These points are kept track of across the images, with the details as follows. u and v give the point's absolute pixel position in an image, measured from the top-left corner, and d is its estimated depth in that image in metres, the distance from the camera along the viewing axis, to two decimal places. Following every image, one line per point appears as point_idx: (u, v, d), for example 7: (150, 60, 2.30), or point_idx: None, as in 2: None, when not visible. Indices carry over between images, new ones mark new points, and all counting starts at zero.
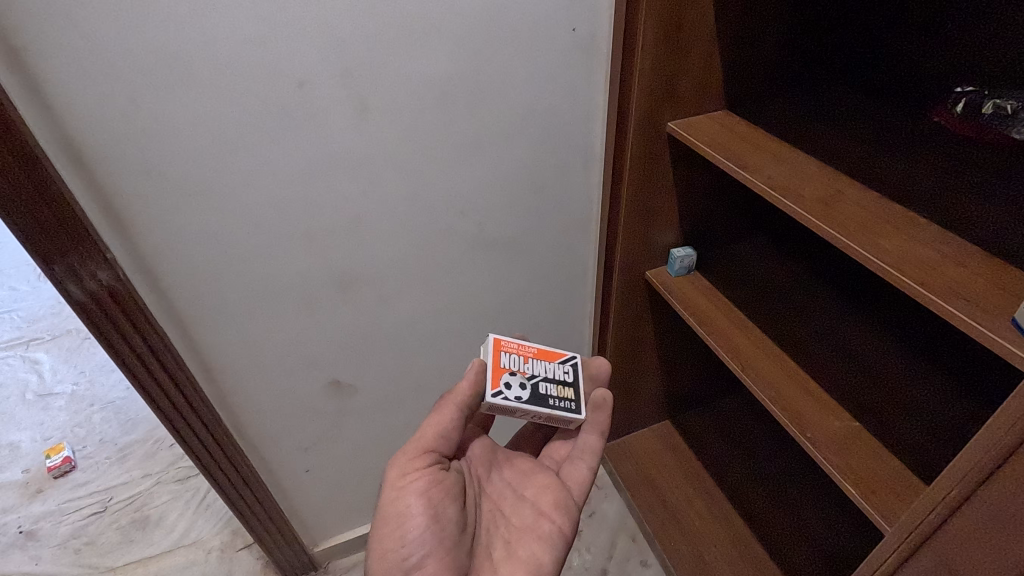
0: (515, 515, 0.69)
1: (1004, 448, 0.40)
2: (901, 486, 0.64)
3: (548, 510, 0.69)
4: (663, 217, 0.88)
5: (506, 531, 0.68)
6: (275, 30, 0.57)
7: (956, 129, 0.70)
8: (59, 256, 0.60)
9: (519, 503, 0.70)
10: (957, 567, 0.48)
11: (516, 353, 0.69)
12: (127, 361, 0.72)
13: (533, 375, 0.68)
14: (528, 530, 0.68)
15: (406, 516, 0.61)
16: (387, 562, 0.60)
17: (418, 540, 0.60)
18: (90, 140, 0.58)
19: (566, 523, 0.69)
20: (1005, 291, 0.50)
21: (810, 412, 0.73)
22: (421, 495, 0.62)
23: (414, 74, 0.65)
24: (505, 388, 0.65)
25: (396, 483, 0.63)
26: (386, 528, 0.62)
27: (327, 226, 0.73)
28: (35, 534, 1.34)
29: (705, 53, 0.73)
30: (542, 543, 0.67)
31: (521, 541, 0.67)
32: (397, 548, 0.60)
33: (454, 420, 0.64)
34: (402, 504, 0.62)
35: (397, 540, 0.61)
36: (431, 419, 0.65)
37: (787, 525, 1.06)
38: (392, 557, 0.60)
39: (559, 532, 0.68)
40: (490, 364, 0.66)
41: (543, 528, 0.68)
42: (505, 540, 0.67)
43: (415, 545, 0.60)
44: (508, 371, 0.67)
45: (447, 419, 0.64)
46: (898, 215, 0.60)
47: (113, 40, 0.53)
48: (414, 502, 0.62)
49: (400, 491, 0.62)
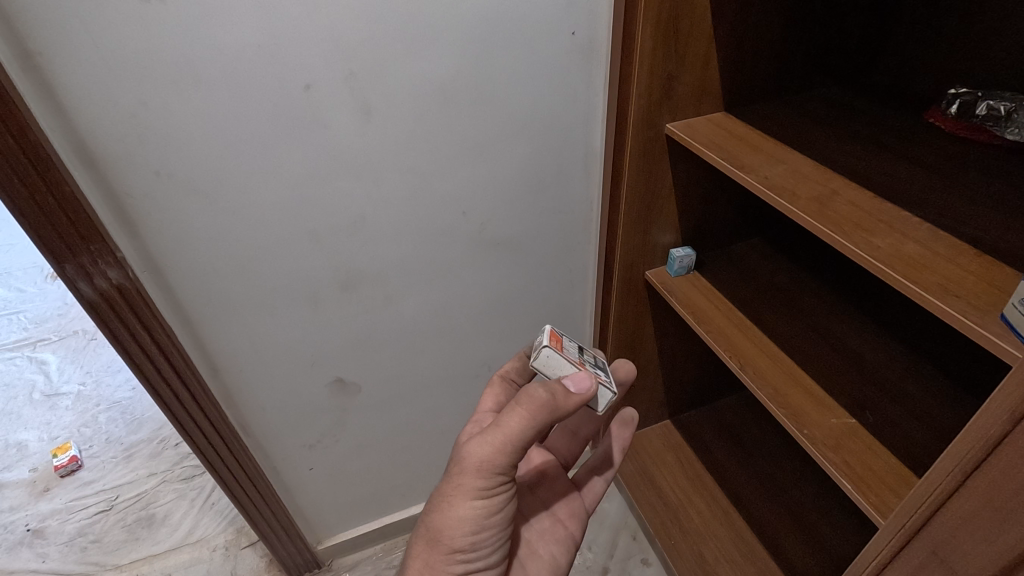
0: (533, 515, 0.73)
1: (987, 442, 0.42)
2: (894, 480, 0.66)
3: (564, 517, 0.74)
4: (663, 217, 0.90)
5: (527, 529, 0.71)
6: (282, 36, 0.59)
7: (950, 130, 0.71)
8: (71, 255, 0.62)
9: (536, 504, 0.74)
10: (949, 560, 0.48)
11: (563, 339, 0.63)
12: (136, 360, 0.73)
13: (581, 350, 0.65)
14: (547, 533, 0.72)
15: (485, 525, 0.60)
16: (452, 563, 0.60)
17: (487, 546, 0.62)
18: (100, 142, 0.59)
19: (577, 528, 0.74)
20: (992, 286, 0.51)
21: (806, 411, 0.75)
22: (501, 507, 0.61)
23: (417, 77, 0.67)
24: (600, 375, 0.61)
25: (481, 494, 0.59)
26: (455, 530, 0.59)
27: (332, 227, 0.75)
28: (42, 533, 1.36)
29: (703, 54, 0.74)
30: (560, 545, 0.71)
31: (541, 541, 0.71)
32: (466, 550, 0.60)
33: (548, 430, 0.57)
34: (480, 512, 0.60)
35: (469, 543, 0.60)
36: (514, 414, 0.56)
37: (788, 523, 1.07)
38: (458, 559, 0.60)
39: (572, 538, 0.73)
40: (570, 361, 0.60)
41: (560, 532, 0.72)
42: (527, 538, 0.70)
43: (483, 550, 0.61)
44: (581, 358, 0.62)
45: (535, 427, 0.56)
46: (890, 213, 0.61)
47: (124, 42, 0.55)
48: (492, 511, 0.61)
49: (482, 503, 0.59)
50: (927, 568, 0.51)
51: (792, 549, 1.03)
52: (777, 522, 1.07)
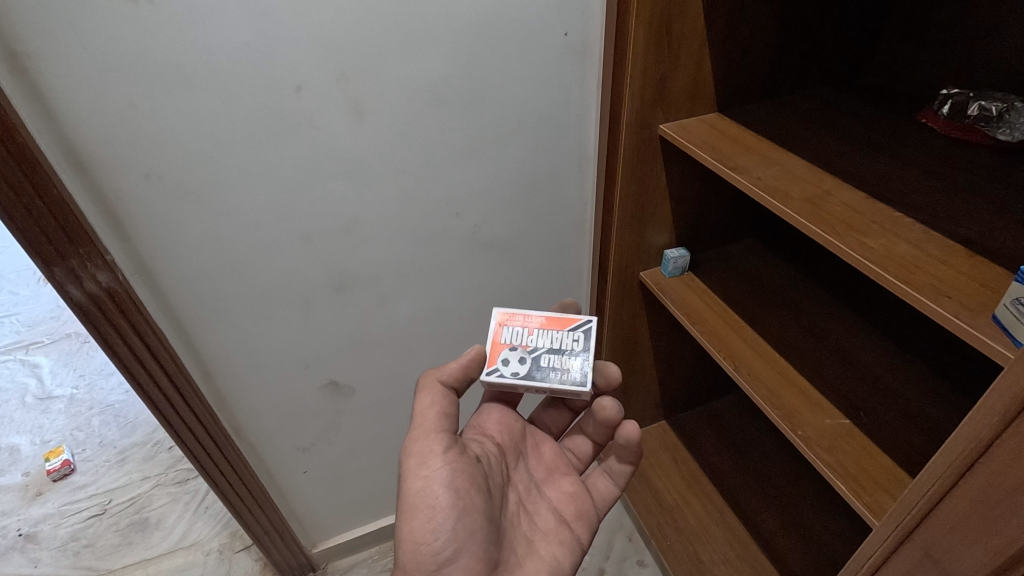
0: (538, 514, 0.72)
1: (979, 442, 0.42)
2: (889, 481, 0.66)
3: (570, 519, 0.74)
4: (657, 218, 0.89)
5: (529, 530, 0.71)
6: (272, 37, 0.59)
7: (943, 130, 0.71)
8: (60, 259, 0.61)
9: (542, 504, 0.74)
10: (940, 561, 0.48)
11: (521, 326, 0.69)
12: (128, 364, 0.73)
13: (535, 347, 0.68)
14: (552, 534, 0.71)
15: (438, 507, 0.60)
16: (420, 555, 0.59)
17: (452, 535, 0.60)
18: (88, 143, 0.59)
19: (583, 530, 0.74)
20: (985, 286, 0.51)
21: (802, 412, 0.74)
22: (447, 484, 0.61)
23: (411, 77, 0.66)
24: (501, 365, 0.67)
25: (417, 473, 0.62)
26: (415, 522, 0.60)
27: (325, 228, 0.74)
28: (35, 537, 1.35)
29: (696, 55, 0.74)
30: (563, 546, 0.71)
31: (544, 541, 0.70)
32: (429, 540, 0.59)
33: (443, 394, 0.65)
34: (430, 494, 0.60)
35: (431, 531, 0.60)
36: (424, 393, 0.65)
37: (783, 524, 1.07)
38: (425, 550, 0.60)
39: (578, 540, 0.73)
40: (491, 339, 0.68)
41: (565, 534, 0.72)
42: (528, 539, 0.70)
43: (447, 539, 0.60)
44: (508, 347, 0.68)
45: (438, 397, 0.65)
46: (884, 214, 0.61)
47: (111, 42, 0.54)
48: (443, 494, 0.61)
49: (426, 482, 0.61)
50: (919, 569, 0.51)
51: (787, 549, 1.03)
52: (773, 523, 1.07)
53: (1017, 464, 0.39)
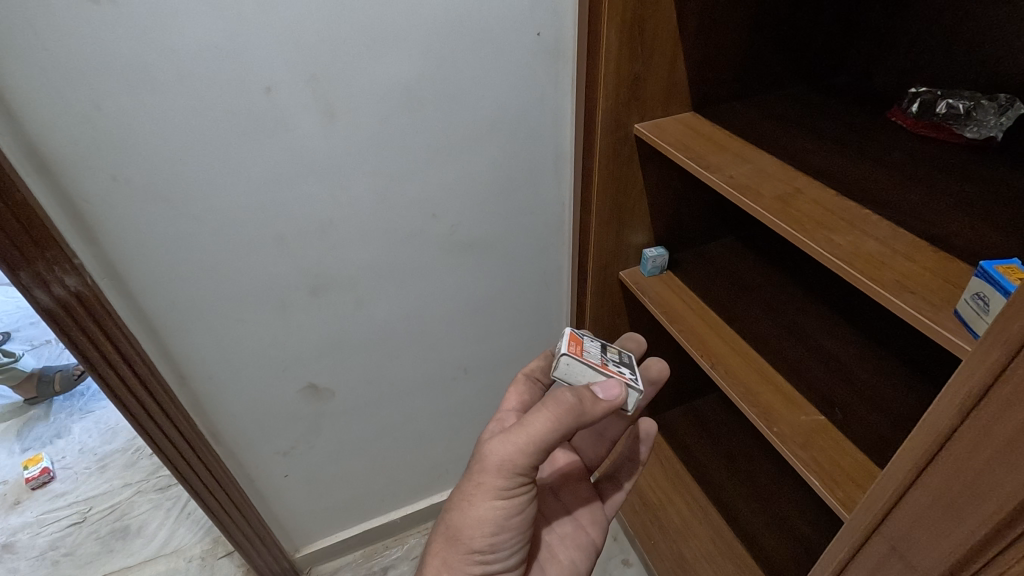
0: (554, 519, 0.73)
1: (937, 436, 0.42)
2: (859, 473, 0.67)
3: (586, 523, 0.74)
4: (635, 217, 0.90)
5: (547, 534, 0.71)
6: (239, 38, 0.58)
7: (911, 128, 0.72)
8: (26, 264, 0.60)
9: (558, 508, 0.74)
10: (907, 556, 0.49)
11: (588, 344, 0.63)
12: (98, 369, 0.71)
13: (611, 357, 0.64)
14: (569, 538, 0.71)
15: (505, 525, 0.60)
16: (468, 560, 0.60)
17: (506, 546, 0.61)
18: (52, 144, 0.58)
19: (598, 533, 0.74)
20: (948, 281, 0.52)
21: (778, 409, 0.75)
22: (523, 508, 0.60)
23: (382, 78, 0.66)
24: (626, 379, 0.60)
25: (504, 495, 0.58)
26: (474, 530, 0.59)
27: (299, 230, 0.74)
28: (12, 547, 1.32)
29: (670, 54, 0.74)
30: (580, 551, 0.71)
31: (562, 546, 0.71)
32: (484, 549, 0.60)
33: (568, 432, 0.56)
34: (502, 513, 0.59)
35: (488, 543, 0.59)
36: (538, 414, 0.55)
37: (764, 520, 1.07)
38: (476, 557, 0.60)
39: (593, 544, 0.73)
40: (589, 365, 0.60)
41: (582, 539, 0.72)
42: (546, 542, 0.70)
43: (502, 549, 0.61)
44: (605, 363, 0.61)
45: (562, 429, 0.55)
46: (851, 211, 0.62)
47: (72, 43, 0.54)
48: (513, 513, 0.60)
49: (508, 504, 0.59)
50: (887, 564, 0.51)
51: (769, 546, 1.04)
52: (755, 520, 1.08)
53: (973, 456, 0.40)
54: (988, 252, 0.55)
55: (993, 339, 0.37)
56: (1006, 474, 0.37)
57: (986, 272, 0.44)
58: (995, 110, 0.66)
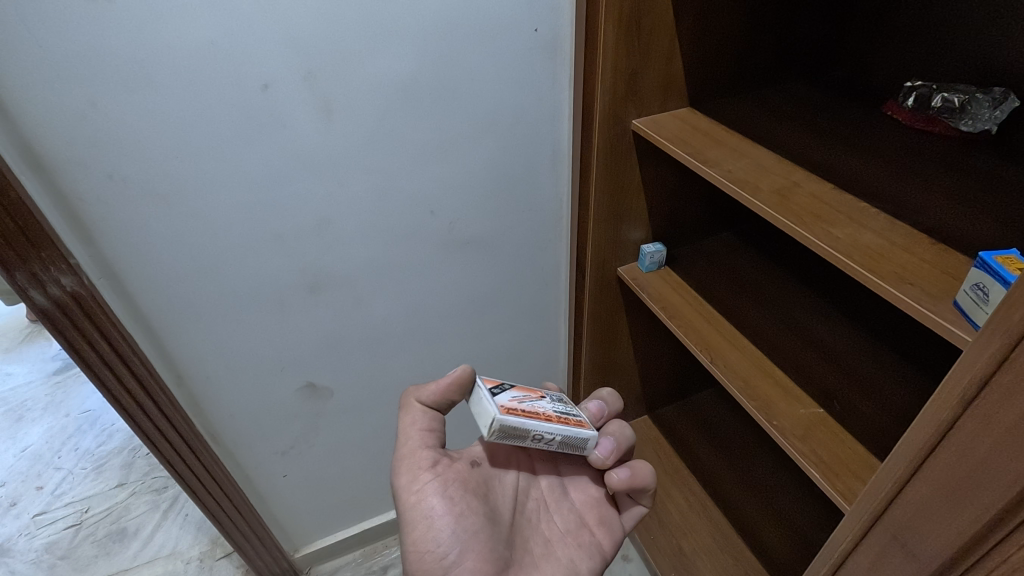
0: (558, 514, 0.71)
1: (938, 427, 0.42)
2: (859, 466, 0.67)
3: (592, 524, 0.71)
4: (633, 213, 0.90)
5: (548, 530, 0.69)
6: (236, 35, 0.58)
7: (906, 121, 0.73)
8: (22, 264, 0.59)
9: (565, 504, 0.72)
10: (910, 545, 0.49)
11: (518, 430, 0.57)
12: (94, 369, 0.71)
13: None
14: (570, 536, 0.69)
15: (434, 516, 0.60)
16: (425, 563, 0.58)
17: (455, 537, 0.59)
18: (46, 144, 0.57)
19: (606, 538, 0.71)
20: (945, 272, 0.52)
21: (777, 402, 0.75)
22: (440, 494, 0.61)
23: (380, 74, 0.66)
24: None
25: (411, 488, 0.62)
26: (416, 531, 0.60)
27: (296, 228, 0.73)
28: (8, 551, 1.31)
29: (666, 51, 0.74)
30: (580, 551, 0.68)
31: (561, 543, 0.68)
32: (432, 548, 0.59)
33: (420, 418, 0.65)
34: (426, 505, 0.60)
35: (432, 540, 0.59)
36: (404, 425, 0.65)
37: (762, 513, 1.08)
38: (430, 557, 0.58)
39: (598, 547, 0.70)
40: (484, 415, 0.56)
41: (584, 538, 0.70)
42: (545, 539, 0.68)
43: (451, 542, 0.59)
44: None
45: (420, 417, 0.65)
46: (850, 205, 0.62)
47: (67, 39, 0.53)
48: (438, 503, 0.61)
49: (420, 495, 0.61)
50: (889, 553, 0.52)
51: (768, 539, 1.04)
52: (755, 514, 1.08)
53: (976, 445, 0.40)
54: (986, 244, 0.55)
55: (994, 328, 0.37)
56: (1008, 463, 0.38)
57: (985, 262, 0.45)
58: (990, 104, 0.66)
